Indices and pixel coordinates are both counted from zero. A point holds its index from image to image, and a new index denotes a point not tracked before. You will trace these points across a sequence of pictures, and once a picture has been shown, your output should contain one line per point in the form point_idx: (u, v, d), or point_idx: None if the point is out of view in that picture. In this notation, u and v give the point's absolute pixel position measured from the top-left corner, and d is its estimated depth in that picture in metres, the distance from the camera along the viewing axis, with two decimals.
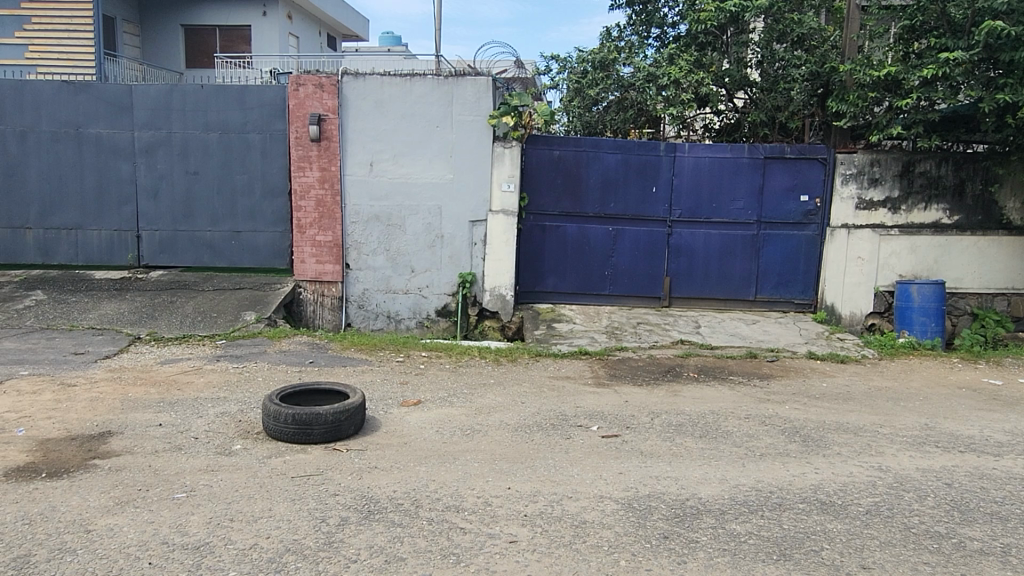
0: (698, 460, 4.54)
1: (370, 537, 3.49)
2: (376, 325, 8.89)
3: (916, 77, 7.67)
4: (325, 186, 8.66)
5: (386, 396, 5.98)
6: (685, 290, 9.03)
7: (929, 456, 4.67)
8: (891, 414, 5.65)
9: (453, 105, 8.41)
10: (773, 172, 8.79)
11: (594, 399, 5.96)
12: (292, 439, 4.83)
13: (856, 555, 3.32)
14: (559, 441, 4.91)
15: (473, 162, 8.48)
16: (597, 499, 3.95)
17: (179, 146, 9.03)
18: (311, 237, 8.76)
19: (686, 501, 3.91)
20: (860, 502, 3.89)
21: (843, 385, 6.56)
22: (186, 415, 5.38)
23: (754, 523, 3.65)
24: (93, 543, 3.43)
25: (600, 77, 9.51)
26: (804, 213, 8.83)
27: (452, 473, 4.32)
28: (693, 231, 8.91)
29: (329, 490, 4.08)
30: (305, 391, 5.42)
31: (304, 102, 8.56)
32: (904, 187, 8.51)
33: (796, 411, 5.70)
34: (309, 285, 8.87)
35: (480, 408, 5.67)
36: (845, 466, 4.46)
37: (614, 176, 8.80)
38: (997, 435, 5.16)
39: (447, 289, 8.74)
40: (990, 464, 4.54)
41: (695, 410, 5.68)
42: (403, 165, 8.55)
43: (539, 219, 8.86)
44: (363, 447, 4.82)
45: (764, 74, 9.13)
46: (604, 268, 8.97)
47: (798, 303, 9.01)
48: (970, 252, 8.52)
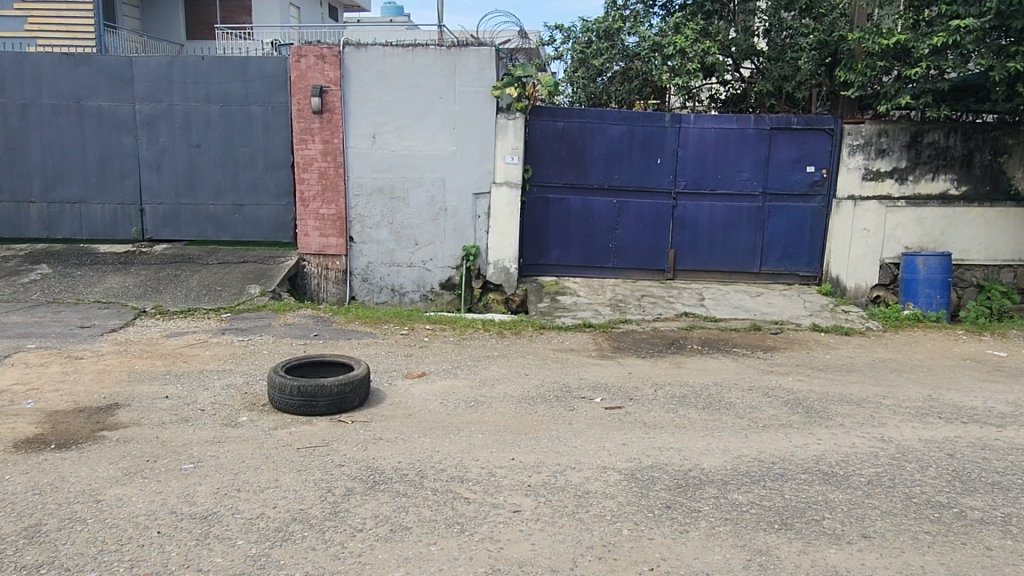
0: (701, 432, 4.56)
1: (376, 507, 3.53)
2: (380, 299, 8.91)
3: (926, 45, 7.55)
4: (328, 159, 8.59)
5: (391, 368, 6.02)
6: (689, 263, 9.02)
7: (932, 428, 4.68)
8: (893, 386, 5.67)
9: (456, 76, 8.34)
10: (779, 143, 8.72)
11: (598, 371, 5.98)
12: (297, 410, 4.86)
13: (857, 525, 3.34)
14: (562, 413, 4.93)
15: (477, 134, 8.42)
16: (599, 470, 3.98)
17: (181, 119, 8.98)
18: (314, 211, 8.73)
19: (689, 472, 3.94)
20: (862, 473, 3.91)
21: (848, 358, 6.55)
22: (192, 388, 5.42)
23: (756, 493, 3.67)
24: (103, 513, 3.47)
25: (605, 47, 9.40)
26: (810, 185, 8.77)
27: (456, 444, 4.34)
28: (698, 203, 8.85)
29: (334, 460, 4.12)
30: (310, 364, 5.45)
31: (305, 74, 8.47)
32: (911, 157, 8.41)
33: (799, 382, 5.71)
34: (312, 259, 8.86)
35: (484, 380, 5.70)
36: (848, 437, 4.48)
37: (618, 147, 8.73)
38: (1001, 406, 5.16)
39: (451, 262, 8.74)
40: (993, 435, 4.55)
41: (698, 382, 5.70)
42: (407, 137, 8.49)
43: (542, 191, 8.81)
44: (368, 419, 4.86)
45: (771, 43, 9.08)
46: (608, 241, 8.93)
47: (802, 276, 8.99)
48: (977, 224, 8.41)
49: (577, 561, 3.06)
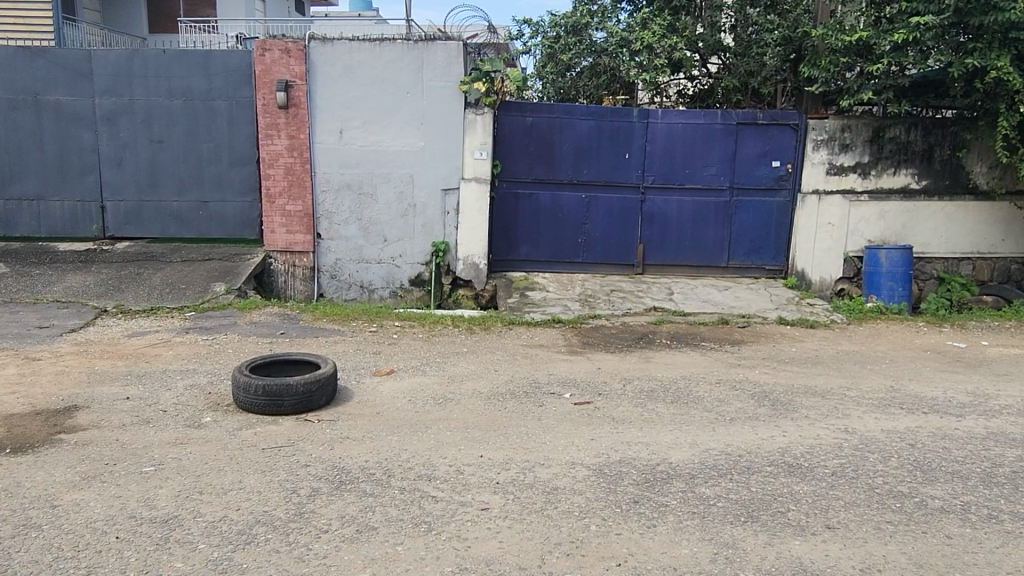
0: (668, 426, 4.58)
1: (342, 507, 3.48)
2: (349, 296, 8.81)
3: (887, 42, 7.65)
4: (294, 154, 8.47)
5: (359, 365, 5.96)
6: (658, 257, 9.06)
7: (894, 418, 4.76)
8: (857, 377, 5.76)
9: (424, 70, 8.27)
10: (745, 138, 8.79)
11: (568, 366, 6.00)
12: (263, 410, 4.78)
13: (821, 516, 3.38)
14: (532, 409, 4.94)
15: (445, 129, 8.36)
16: (569, 465, 3.97)
17: (142, 114, 8.78)
18: (280, 207, 8.60)
19: (657, 466, 3.95)
20: (827, 465, 3.96)
21: (813, 350, 6.64)
22: (154, 387, 5.31)
23: (723, 486, 3.70)
24: (60, 518, 3.38)
25: (573, 42, 9.43)
26: (776, 179, 8.85)
27: (424, 442, 4.30)
28: (666, 198, 8.90)
29: (300, 460, 4.06)
30: (275, 363, 5.37)
31: (270, 68, 8.33)
32: (874, 152, 8.55)
33: (766, 375, 5.78)
34: (279, 255, 8.73)
35: (453, 377, 5.67)
36: (813, 429, 4.54)
37: (587, 142, 8.73)
38: (960, 396, 5.27)
39: (421, 258, 8.68)
40: (953, 424, 4.64)
41: (666, 376, 5.74)
42: (374, 132, 8.41)
43: (511, 186, 8.78)
44: (335, 418, 4.79)
45: (738, 39, 9.17)
46: (578, 236, 8.94)
47: (769, 269, 9.08)
48: (937, 217, 8.58)
49: (545, 558, 3.04)
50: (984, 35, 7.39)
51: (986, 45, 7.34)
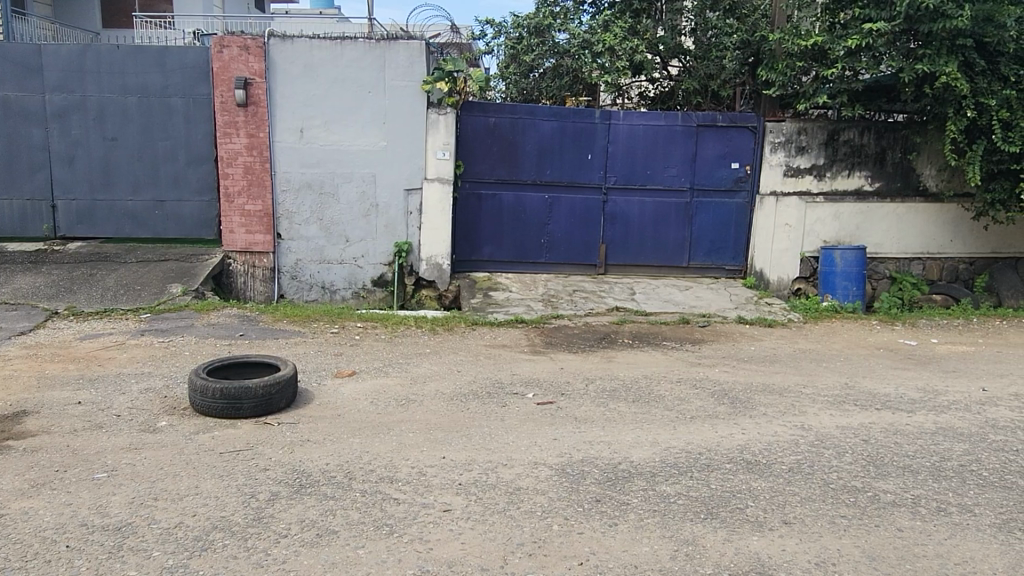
0: (630, 425, 4.62)
1: (301, 511, 3.43)
2: (310, 297, 8.70)
3: (841, 47, 7.81)
4: (253, 153, 8.33)
5: (320, 367, 5.89)
6: (620, 258, 9.13)
7: (848, 414, 4.88)
8: (812, 375, 5.89)
9: (386, 70, 8.21)
10: (705, 139, 8.91)
11: (531, 366, 6.02)
12: (221, 413, 4.69)
13: (778, 511, 3.44)
14: (495, 409, 4.93)
15: (407, 129, 8.32)
16: (531, 465, 3.98)
17: (95, 111, 8.55)
18: (239, 207, 8.45)
19: (618, 465, 3.98)
20: (784, 461, 4.03)
21: (770, 349, 6.77)
22: (107, 392, 5.17)
23: (683, 483, 3.74)
24: (6, 528, 3.27)
25: (535, 43, 9.48)
26: (734, 180, 8.99)
27: (386, 444, 4.27)
28: (628, 198, 8.98)
29: (259, 464, 3.99)
30: (234, 365, 5.27)
31: (228, 65, 8.18)
32: (829, 155, 8.74)
33: (725, 373, 5.88)
34: (238, 256, 8.58)
35: (415, 378, 5.64)
36: (771, 426, 4.62)
37: (549, 143, 8.77)
38: (910, 392, 5.42)
39: (383, 258, 8.61)
40: (904, 420, 4.77)
41: (628, 375, 5.78)
42: (335, 131, 8.32)
43: (474, 187, 8.77)
44: (295, 420, 4.73)
45: (698, 42, 9.26)
46: (540, 236, 8.97)
47: (728, 269, 9.22)
48: (889, 219, 8.81)
49: (508, 559, 3.04)
50: (933, 42, 7.61)
51: (935, 52, 7.55)
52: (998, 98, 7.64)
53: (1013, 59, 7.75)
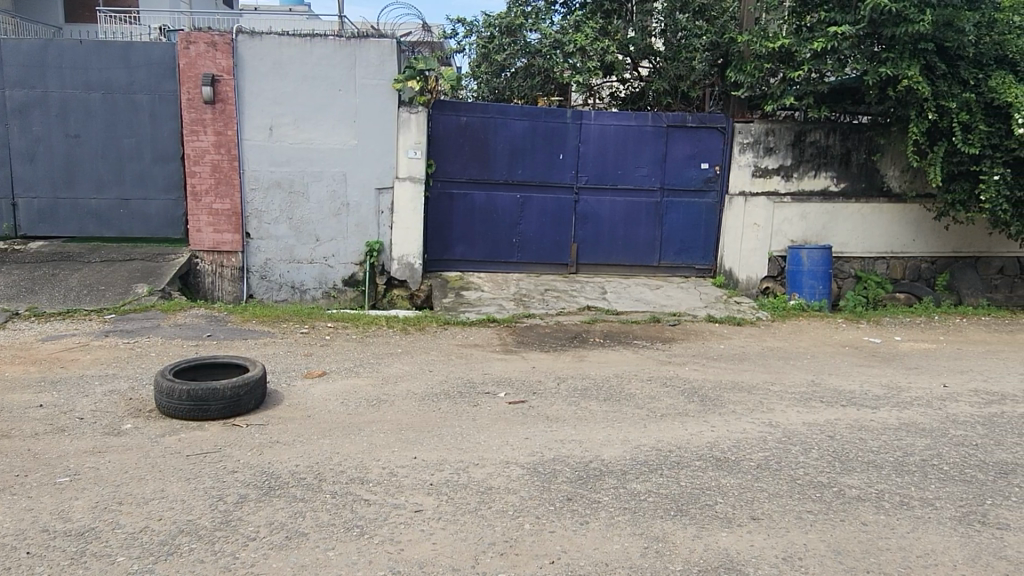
0: (601, 423, 4.65)
1: (270, 514, 3.39)
2: (280, 297, 8.60)
3: (807, 50, 7.95)
4: (220, 151, 8.21)
5: (290, 367, 5.83)
6: (592, 257, 9.18)
7: (814, 411, 4.96)
8: (780, 372, 5.97)
9: (356, 68, 8.15)
10: (675, 140, 8.99)
11: (502, 365, 6.03)
12: (187, 415, 4.62)
13: (746, 507, 3.49)
14: (466, 408, 4.93)
15: (378, 127, 8.27)
16: (502, 465, 3.98)
17: (57, 107, 8.36)
18: (206, 205, 8.32)
19: (589, 463, 4.00)
20: (752, 458, 4.09)
21: (739, 347, 6.85)
22: (70, 394, 5.06)
23: (654, 481, 3.77)
24: None
25: (507, 42, 9.46)
26: (704, 181, 9.09)
27: (356, 445, 4.24)
28: (599, 198, 9.02)
29: (226, 466, 3.94)
30: (202, 366, 5.20)
31: (195, 62, 8.06)
32: (795, 156, 8.87)
33: (695, 371, 5.94)
34: (205, 255, 8.45)
35: (387, 377, 5.61)
36: (739, 423, 4.68)
37: (521, 143, 8.77)
38: (875, 389, 5.53)
39: (354, 258, 8.55)
40: (869, 416, 4.87)
41: (599, 374, 5.81)
42: (304, 129, 8.23)
43: (445, 186, 8.75)
44: (264, 422, 4.67)
45: (668, 43, 9.30)
46: (512, 235, 8.97)
47: (698, 269, 9.32)
48: (854, 219, 8.98)
49: (479, 559, 3.04)
50: (896, 46, 7.75)
51: (898, 56, 7.69)
52: (958, 101, 7.83)
53: (972, 64, 7.96)
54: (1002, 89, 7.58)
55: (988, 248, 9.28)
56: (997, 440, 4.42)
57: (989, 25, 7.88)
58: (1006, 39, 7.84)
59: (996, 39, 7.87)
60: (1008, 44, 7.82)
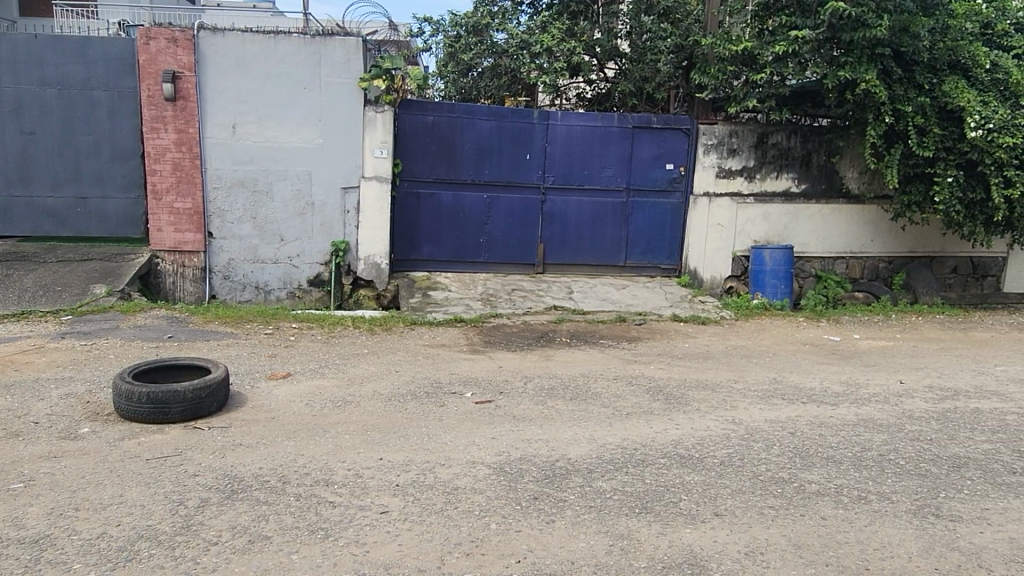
0: (567, 422, 4.67)
1: (232, 518, 3.34)
2: (243, 297, 8.47)
3: (769, 52, 8.08)
4: (182, 149, 8.06)
5: (253, 369, 5.75)
6: (559, 257, 9.21)
7: (776, 408, 5.05)
8: (743, 370, 6.07)
9: (322, 66, 8.07)
10: (640, 141, 9.07)
11: (469, 365, 6.03)
12: (147, 419, 4.53)
13: (710, 504, 3.54)
14: (432, 409, 4.91)
15: (344, 126, 8.19)
16: (469, 465, 3.98)
17: (11, 104, 8.12)
18: (167, 204, 8.16)
19: (556, 462, 4.02)
20: (715, 454, 4.15)
21: (704, 346, 6.94)
22: (23, 398, 4.92)
23: (619, 479, 3.80)
24: None
25: (474, 42, 9.53)
26: (669, 181, 9.19)
27: (321, 447, 4.20)
28: (566, 198, 9.06)
29: (187, 470, 3.87)
30: (162, 368, 5.10)
31: (155, 58, 7.89)
32: (758, 157, 9.02)
33: (660, 370, 6.01)
34: (166, 255, 8.29)
35: (352, 378, 5.56)
36: (703, 421, 4.74)
37: (487, 143, 8.77)
38: (834, 386, 5.65)
39: (319, 258, 8.46)
40: (829, 413, 4.97)
41: (566, 373, 5.84)
42: (269, 128, 8.12)
43: (412, 186, 8.71)
44: (226, 424, 4.60)
45: (633, 45, 9.36)
46: (479, 235, 8.97)
47: (663, 269, 9.42)
48: (815, 219, 9.16)
49: (444, 559, 3.03)
50: (854, 50, 7.90)
51: (856, 60, 7.85)
52: (914, 105, 8.04)
53: (927, 69, 8.19)
54: (956, 93, 7.82)
55: (942, 248, 9.55)
56: (950, 435, 4.55)
57: (944, 30, 8.06)
58: (959, 45, 8.07)
59: (950, 44, 8.07)
60: (961, 50, 8.05)
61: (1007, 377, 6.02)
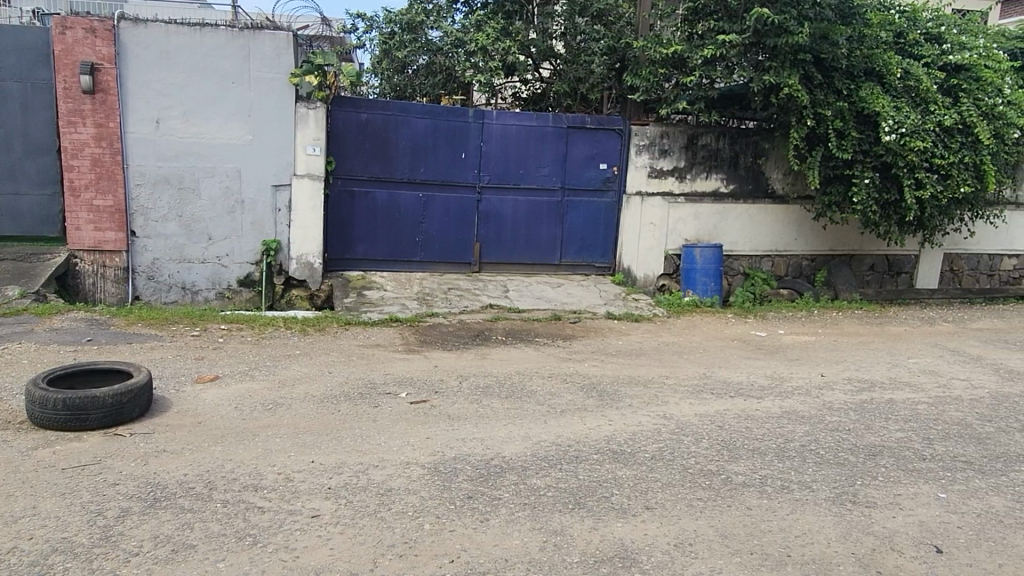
0: (503, 420, 4.69)
1: (154, 527, 3.22)
2: (169, 298, 8.18)
3: (698, 56, 8.30)
4: (102, 145, 7.72)
5: (178, 372, 5.55)
6: (495, 256, 9.23)
7: (705, 402, 5.19)
8: (674, 366, 6.21)
9: (250, 60, 7.85)
10: (575, 141, 9.16)
11: (404, 365, 5.97)
12: (64, 426, 4.32)
13: (641, 497, 3.61)
14: (367, 410, 4.84)
15: (274, 123, 8.00)
16: (403, 465, 3.95)
17: None
18: (86, 202, 7.81)
19: (491, 460, 4.03)
20: (647, 449, 4.23)
21: (637, 343, 7.07)
22: None
23: (554, 476, 3.84)
24: None
25: (408, 39, 9.49)
26: (603, 181, 9.31)
27: (250, 451, 4.09)
28: (502, 197, 9.08)
29: (107, 479, 3.71)
30: (79, 373, 4.87)
31: (72, 48, 7.53)
32: (688, 158, 9.24)
33: (594, 367, 6.09)
34: (86, 255, 7.93)
35: (284, 380, 5.44)
36: (636, 416, 4.84)
37: (423, 141, 8.72)
38: (760, 379, 5.86)
39: (249, 258, 8.24)
40: (755, 406, 5.14)
41: (501, 371, 5.86)
42: (195, 123, 7.86)
43: (346, 184, 8.57)
44: (150, 430, 4.43)
45: (568, 46, 9.40)
46: (415, 234, 8.90)
47: (598, 267, 9.54)
48: (743, 219, 9.44)
49: (378, 561, 3.00)
50: (778, 56, 8.19)
51: (779, 65, 8.13)
52: (833, 109, 8.36)
53: (845, 75, 8.57)
54: (871, 99, 8.20)
55: (861, 247, 9.98)
56: (866, 425, 4.77)
57: (860, 39, 8.46)
58: (873, 54, 8.44)
59: (866, 52, 8.44)
60: (876, 58, 8.43)
61: (918, 369, 6.35)
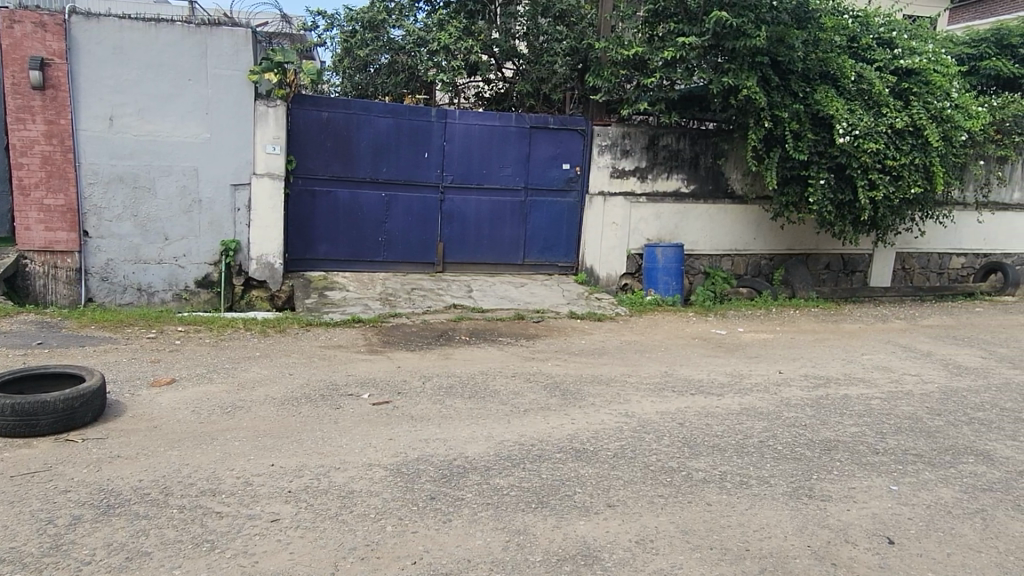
0: (466, 420, 4.68)
1: (108, 534, 3.15)
2: (124, 300, 7.99)
3: (658, 58, 8.37)
4: (53, 142, 7.49)
5: (134, 376, 5.42)
6: (458, 256, 9.21)
7: (666, 400, 5.25)
8: (636, 365, 6.27)
9: (207, 57, 7.71)
10: (538, 141, 9.18)
11: (367, 366, 5.93)
12: (12, 432, 4.20)
13: (603, 495, 3.64)
14: (328, 411, 4.79)
15: (232, 121, 7.86)
16: (365, 467, 3.91)
17: None
18: (36, 201, 7.57)
19: (454, 461, 4.02)
20: (608, 447, 4.26)
21: (600, 342, 7.12)
22: None
23: (517, 475, 3.85)
24: None
25: (370, 38, 9.40)
26: (566, 181, 9.34)
27: (208, 455, 4.02)
28: (465, 197, 9.07)
29: (58, 486, 3.60)
30: (28, 378, 4.73)
31: (20, 43, 7.28)
32: (650, 158, 9.33)
33: (556, 366, 6.11)
34: (36, 256, 7.67)
35: (243, 383, 5.35)
36: (598, 414, 4.87)
37: (385, 140, 8.66)
38: (720, 377, 5.95)
39: (207, 258, 8.08)
40: (715, 403, 5.22)
41: (464, 371, 5.85)
42: (150, 120, 7.68)
43: (307, 183, 8.47)
44: (103, 435, 4.32)
45: (530, 47, 9.37)
46: (377, 234, 8.83)
47: (561, 266, 9.58)
48: (703, 219, 9.59)
49: (339, 564, 2.97)
50: (737, 58, 8.31)
51: (737, 67, 8.27)
52: (790, 111, 8.50)
53: (801, 78, 8.71)
54: (826, 102, 8.36)
55: (817, 245, 10.21)
56: (822, 420, 4.87)
57: (815, 43, 8.62)
58: (828, 58, 8.61)
59: (821, 57, 8.61)
60: (830, 61, 8.61)
61: (871, 365, 6.51)
